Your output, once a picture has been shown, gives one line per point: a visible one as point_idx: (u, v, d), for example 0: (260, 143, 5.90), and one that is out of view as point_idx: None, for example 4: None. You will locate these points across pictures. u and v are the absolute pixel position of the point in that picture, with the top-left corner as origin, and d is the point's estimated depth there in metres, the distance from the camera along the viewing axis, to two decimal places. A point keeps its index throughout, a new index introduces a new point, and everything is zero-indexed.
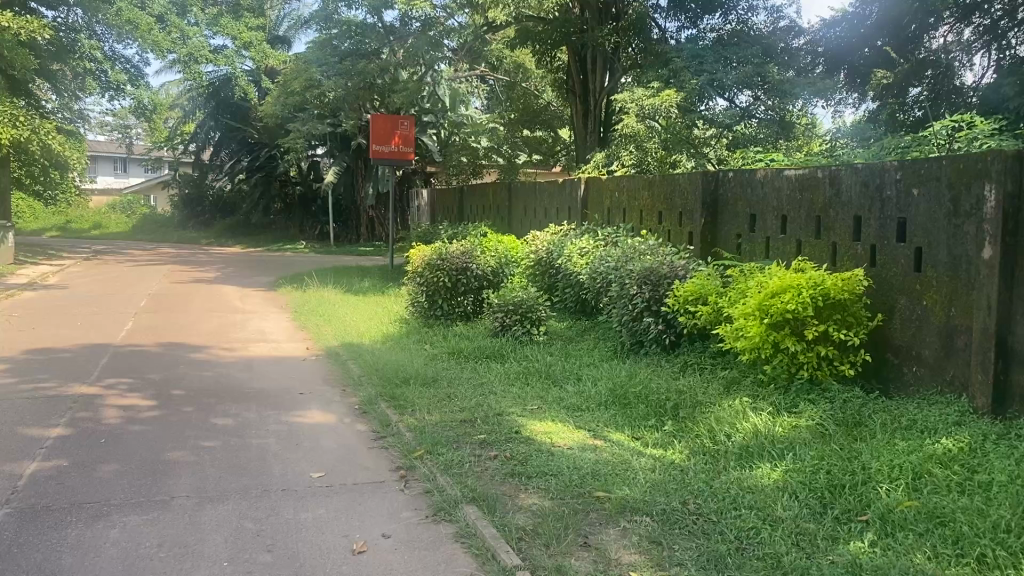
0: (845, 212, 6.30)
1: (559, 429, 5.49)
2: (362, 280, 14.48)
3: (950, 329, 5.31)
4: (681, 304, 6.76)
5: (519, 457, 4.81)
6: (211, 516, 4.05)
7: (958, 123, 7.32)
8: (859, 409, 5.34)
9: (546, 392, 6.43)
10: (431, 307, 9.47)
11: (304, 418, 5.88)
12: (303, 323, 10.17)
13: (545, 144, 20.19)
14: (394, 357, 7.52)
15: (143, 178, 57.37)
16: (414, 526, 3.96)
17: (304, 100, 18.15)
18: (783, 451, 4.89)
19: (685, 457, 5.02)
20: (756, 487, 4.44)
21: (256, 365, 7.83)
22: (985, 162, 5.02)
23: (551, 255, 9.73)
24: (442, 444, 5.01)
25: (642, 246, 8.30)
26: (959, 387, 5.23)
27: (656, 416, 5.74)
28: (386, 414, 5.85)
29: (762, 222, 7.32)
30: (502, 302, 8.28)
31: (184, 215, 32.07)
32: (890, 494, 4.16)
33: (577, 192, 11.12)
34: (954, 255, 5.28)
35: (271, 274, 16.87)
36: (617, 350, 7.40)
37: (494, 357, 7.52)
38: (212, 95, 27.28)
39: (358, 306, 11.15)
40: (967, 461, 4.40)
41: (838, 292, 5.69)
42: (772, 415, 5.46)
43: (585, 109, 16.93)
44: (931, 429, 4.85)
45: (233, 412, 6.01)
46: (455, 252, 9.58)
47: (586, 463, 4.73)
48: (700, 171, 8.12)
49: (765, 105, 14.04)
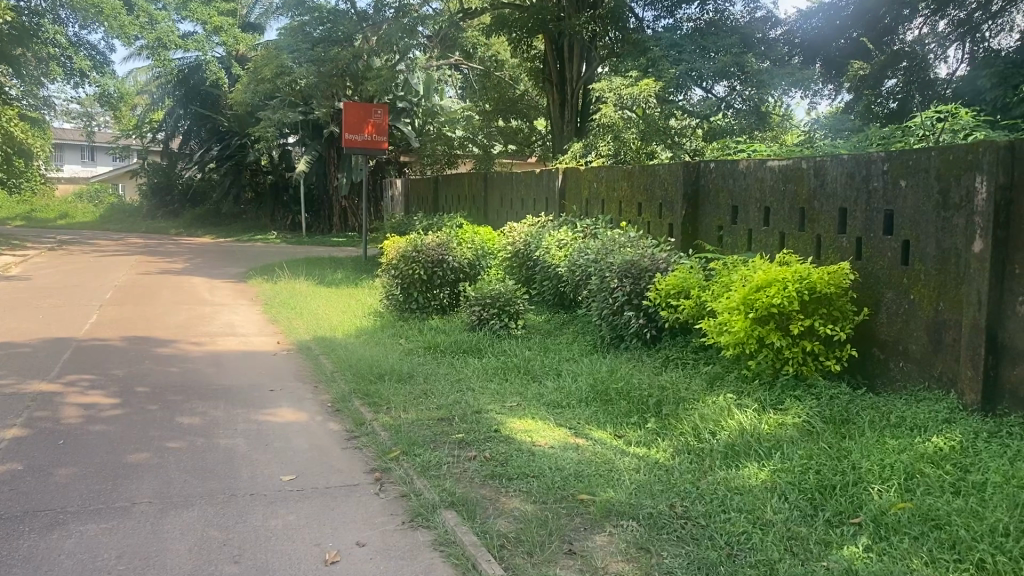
0: (829, 203, 6.17)
1: (538, 427, 5.32)
2: (334, 272, 14.21)
3: (938, 323, 5.21)
4: (662, 297, 6.61)
5: (499, 458, 4.63)
6: (174, 524, 3.83)
7: (941, 114, 7.20)
8: (846, 406, 5.22)
9: (525, 388, 6.26)
10: (406, 300, 9.25)
11: (275, 417, 5.65)
12: (274, 316, 9.90)
13: (520, 134, 19.92)
14: (369, 352, 7.30)
15: (110, 166, 56.50)
16: (391, 532, 3.78)
17: (275, 87, 17.83)
18: (770, 450, 4.76)
19: (669, 456, 4.87)
20: (744, 487, 4.30)
21: (225, 360, 7.58)
22: (976, 153, 4.90)
23: (528, 247, 9.54)
24: (419, 444, 4.82)
25: (622, 238, 8.14)
26: (948, 383, 5.12)
27: (639, 413, 5.59)
28: (361, 412, 5.65)
29: (744, 214, 7.18)
30: (479, 296, 8.11)
31: (153, 205, 31.49)
32: (882, 495, 4.04)
33: (555, 183, 10.94)
34: (943, 249, 5.17)
35: (242, 266, 16.54)
36: (597, 344, 7.24)
37: (471, 352, 7.34)
38: (182, 82, 26.86)
39: (330, 298, 10.90)
40: (958, 460, 4.29)
41: (824, 286, 5.57)
42: (757, 412, 5.32)
43: (561, 98, 16.74)
44: (920, 427, 4.74)
45: (200, 410, 5.77)
46: (430, 244, 9.39)
47: (569, 463, 4.56)
48: (681, 162, 7.98)
49: (742, 95, 13.93)
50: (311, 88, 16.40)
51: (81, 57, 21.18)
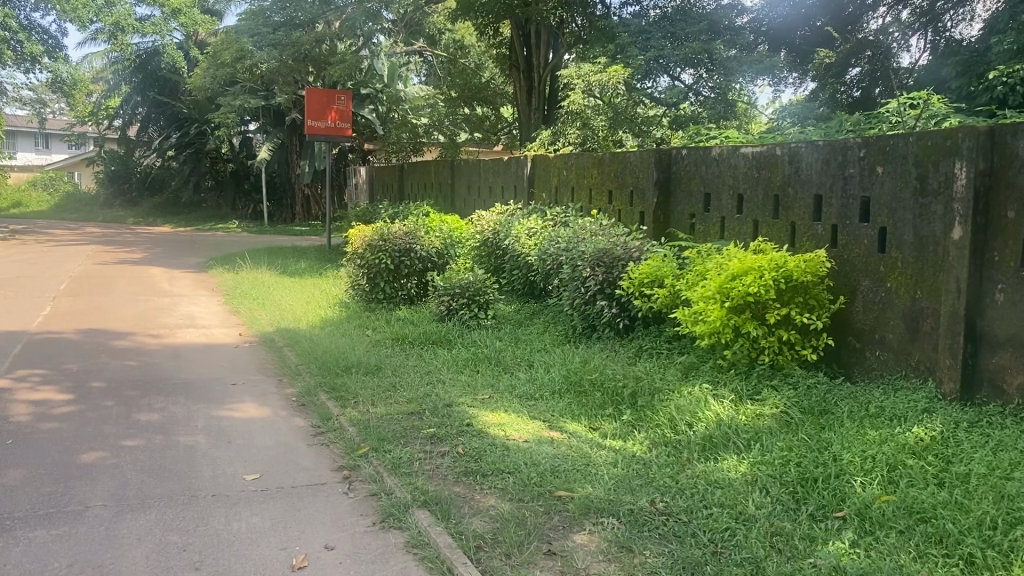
0: (804, 190, 6.08)
1: (511, 420, 5.18)
2: (297, 261, 13.92)
3: (915, 312, 5.15)
4: (636, 286, 6.49)
5: (473, 453, 4.47)
6: (132, 529, 3.61)
7: (913, 100, 7.13)
8: (824, 396, 5.13)
9: (497, 379, 6.10)
10: (372, 290, 9.04)
11: (238, 413, 5.43)
12: (236, 307, 9.63)
13: (485, 123, 19.67)
14: (334, 344, 7.10)
15: (66, 154, 55.30)
16: (361, 534, 3.61)
17: (234, 72, 17.46)
18: (749, 442, 4.66)
19: (646, 450, 4.75)
20: (725, 481, 4.19)
21: (185, 353, 7.31)
22: (955, 139, 4.83)
23: (497, 236, 9.38)
24: (389, 440, 4.64)
25: (593, 226, 8.01)
26: (925, 372, 5.07)
27: (613, 405, 5.46)
28: (327, 406, 5.45)
29: (717, 202, 7.08)
30: (448, 286, 7.94)
31: (109, 193, 30.74)
32: (865, 488, 3.96)
33: (523, 170, 10.78)
34: (920, 236, 5.11)
35: (202, 255, 16.16)
36: (569, 335, 7.10)
37: (440, 343, 7.17)
38: (140, 68, 26.29)
39: (293, 289, 10.64)
40: (941, 450, 4.22)
41: (800, 274, 5.48)
42: (734, 403, 5.22)
43: (529, 85, 16.57)
44: (900, 417, 4.67)
45: (158, 406, 5.53)
46: (397, 233, 9.18)
47: (544, 458, 4.41)
48: (653, 149, 7.85)
49: (709, 82, 13.93)
50: (272, 73, 16.05)
51: (32, 42, 20.62)
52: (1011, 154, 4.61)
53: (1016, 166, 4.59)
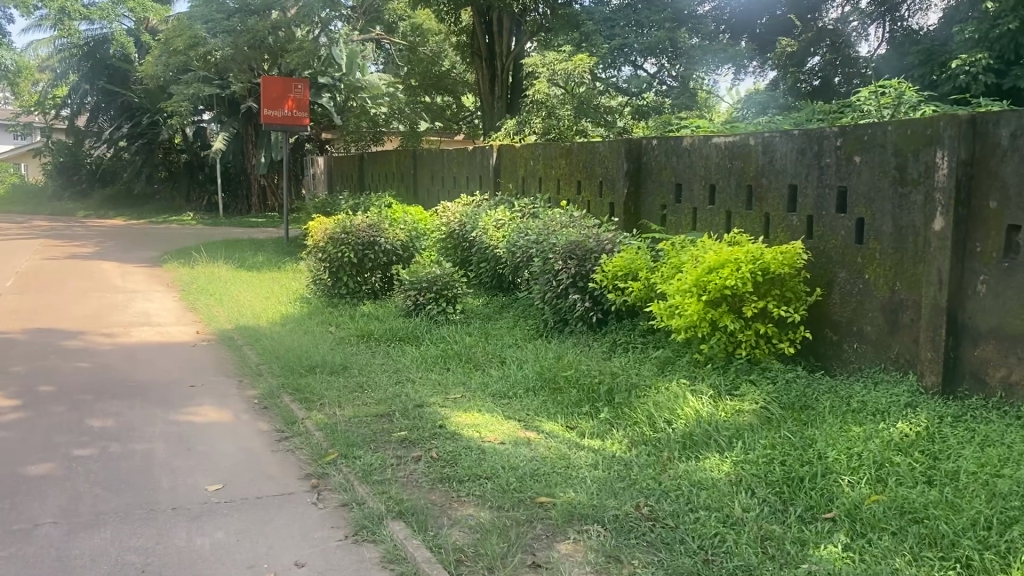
0: (779, 180, 5.96)
1: (485, 421, 5.00)
2: (256, 254, 13.55)
3: (895, 303, 5.07)
4: (609, 280, 6.34)
5: (447, 457, 4.30)
6: (85, 549, 3.37)
7: (885, 89, 7.04)
8: (804, 390, 5.01)
9: (467, 378, 5.92)
10: (335, 285, 8.78)
11: (197, 418, 5.17)
12: (193, 303, 9.30)
13: (447, 111, 19.60)
14: (297, 342, 6.85)
15: (13, 145, 53.78)
16: (333, 549, 3.40)
17: (187, 59, 16.96)
18: (731, 439, 4.52)
19: (626, 449, 4.59)
20: (708, 481, 4.05)
21: (139, 353, 7.00)
22: (936, 128, 4.74)
23: (463, 228, 9.17)
24: (358, 446, 4.43)
25: (562, 217, 7.86)
26: (905, 365, 4.99)
27: (589, 403, 5.30)
28: (292, 409, 5.21)
29: (689, 192, 6.95)
30: (414, 280, 7.74)
31: (58, 185, 29.87)
32: (854, 487, 3.85)
33: (489, 160, 10.57)
34: (899, 226, 5.02)
35: (155, 249, 15.70)
36: (540, 329, 6.94)
37: (408, 339, 6.96)
38: (88, 56, 25.64)
39: (251, 283, 10.32)
40: (927, 447, 4.13)
41: (778, 267, 5.35)
42: (712, 399, 5.07)
43: (490, 74, 16.11)
44: (883, 412, 4.57)
45: (112, 411, 5.25)
46: (361, 225, 8.93)
47: (522, 461, 4.24)
48: (623, 138, 7.71)
49: (672, 72, 14.02)
50: (227, 61, 15.61)
51: None
52: (993, 143, 4.53)
53: (998, 155, 4.51)
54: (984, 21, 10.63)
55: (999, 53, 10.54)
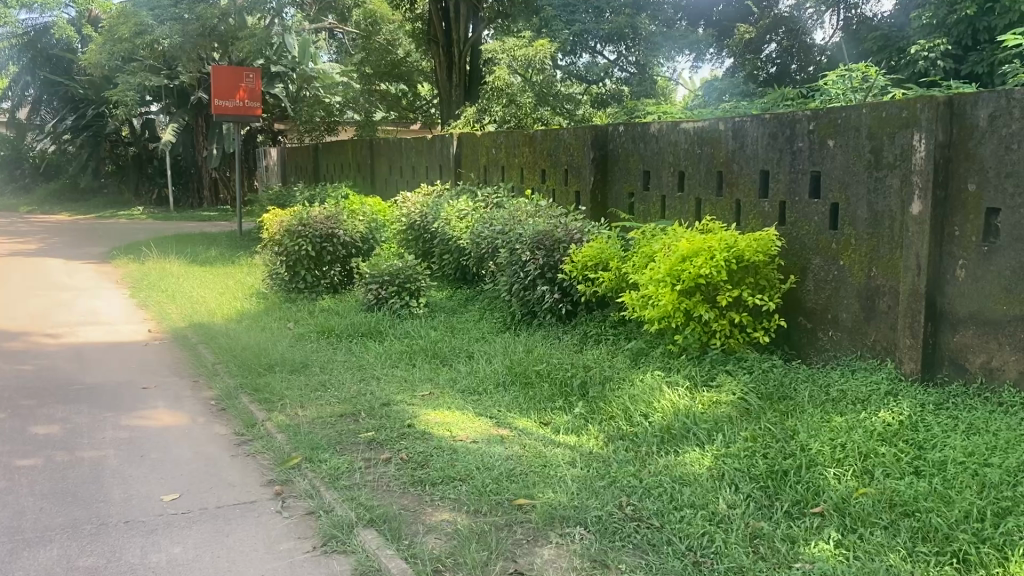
0: (750, 165, 5.83)
1: (456, 418, 4.81)
2: (208, 249, 13.13)
3: (871, 290, 4.98)
4: (579, 270, 6.19)
5: (418, 459, 4.10)
6: (27, 569, 3.10)
7: (854, 73, 6.95)
8: (781, 379, 4.89)
9: (435, 374, 5.72)
10: (292, 279, 8.49)
11: (149, 422, 4.88)
12: (144, 300, 8.93)
13: (402, 101, 19.17)
14: (255, 339, 6.57)
15: None
16: (300, 562, 3.18)
17: (133, 48, 16.38)
18: (710, 431, 4.37)
19: (602, 445, 4.43)
20: (690, 477, 3.90)
21: (87, 355, 6.65)
22: (912, 109, 4.65)
23: (425, 219, 8.94)
24: (324, 449, 4.21)
25: (529, 207, 7.68)
26: (883, 352, 4.90)
27: (563, 398, 5.13)
28: (251, 411, 4.95)
29: (657, 180, 6.81)
30: (376, 273, 7.52)
31: None
32: (840, 480, 3.74)
33: (449, 149, 10.34)
34: (875, 211, 4.93)
35: (103, 244, 15.15)
36: (507, 322, 6.76)
37: (370, 334, 6.73)
38: (29, 46, 25.11)
39: (204, 279, 9.95)
40: (911, 437, 4.04)
41: (752, 254, 5.21)
42: (689, 390, 4.93)
43: (448, 61, 14.63)
44: (864, 400, 4.47)
45: (58, 417, 4.94)
46: (318, 217, 8.63)
47: (497, 461, 4.05)
48: (589, 126, 7.54)
49: (630, 60, 14.34)
50: (175, 50, 15.09)
51: None
52: (971, 125, 4.44)
53: (976, 137, 4.42)
54: (942, 7, 10.68)
55: (956, 38, 10.55)
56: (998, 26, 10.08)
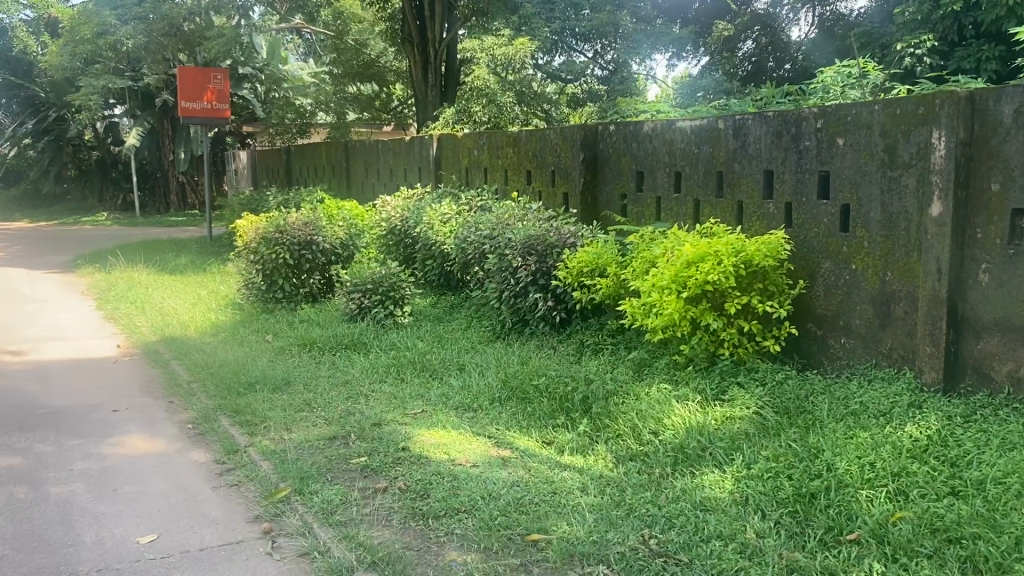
0: (752, 166, 5.59)
1: (452, 439, 4.50)
2: (178, 256, 12.69)
3: (886, 295, 4.75)
4: (574, 277, 5.91)
5: (418, 488, 3.80)
6: None
7: (851, 69, 6.75)
8: (796, 391, 4.64)
9: (426, 390, 5.40)
10: (269, 288, 8.11)
11: (121, 451, 4.51)
12: (111, 313, 8.49)
13: (375, 101, 18.75)
14: (232, 354, 6.21)
15: None
16: None
17: (95, 49, 15.78)
18: (728, 451, 4.11)
19: (612, 467, 4.15)
20: (712, 503, 3.65)
21: (50, 375, 6.22)
22: (931, 105, 4.41)
23: (405, 223, 8.61)
24: (314, 478, 3.89)
25: (516, 210, 7.40)
26: (900, 361, 4.68)
27: (564, 413, 4.83)
28: (232, 436, 4.60)
29: (652, 180, 6.55)
30: (358, 281, 7.19)
31: None
32: (874, 503, 3.49)
33: (429, 151, 10.02)
34: (889, 213, 4.70)
35: (68, 252, 14.62)
36: (497, 331, 6.47)
37: (354, 347, 6.39)
38: None
39: (174, 289, 9.52)
40: (943, 452, 3.80)
41: (761, 259, 4.95)
42: (699, 404, 4.65)
43: (424, 61, 13.98)
44: (888, 414, 4.23)
45: (21, 447, 4.55)
46: (296, 223, 8.27)
47: (503, 489, 3.75)
48: (578, 126, 7.25)
49: (604, 59, 14.33)
50: (139, 49, 14.53)
51: None
52: (994, 121, 4.21)
53: (1000, 134, 4.18)
54: (926, 2, 10.50)
55: (942, 34, 10.42)
56: (984, 21, 9.95)
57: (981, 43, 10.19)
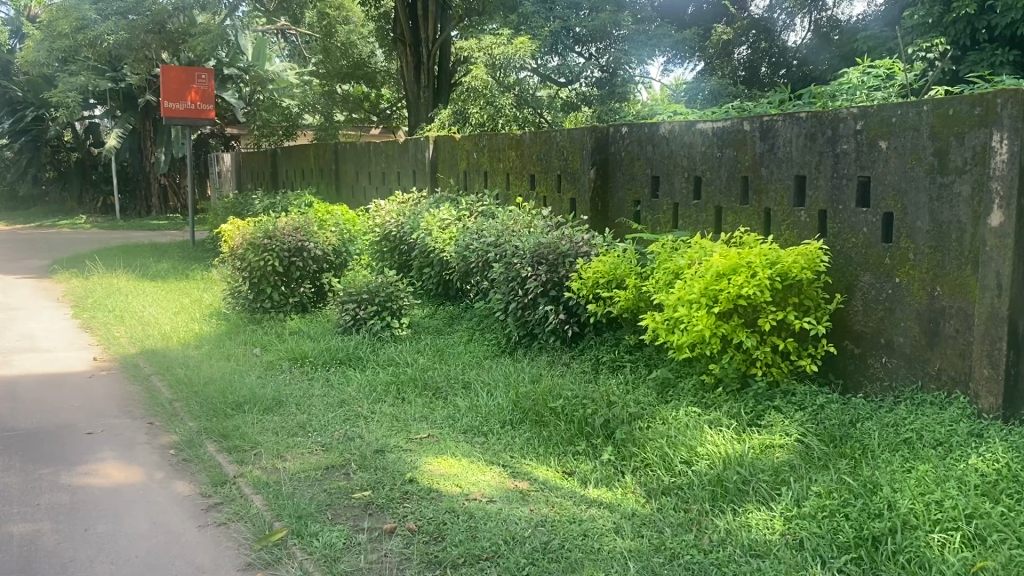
0: (783, 171, 5.21)
1: (464, 469, 4.06)
2: (159, 261, 12.19)
3: (935, 311, 4.37)
4: (589, 288, 5.50)
5: (431, 529, 3.37)
6: None
7: (878, 71, 6.40)
8: (839, 417, 4.23)
9: (432, 411, 4.96)
10: (257, 297, 7.65)
11: (96, 481, 4.05)
12: (89, 321, 7.99)
13: (365, 102, 18.21)
14: (219, 369, 5.75)
15: None
16: None
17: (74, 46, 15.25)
18: (774, 485, 3.70)
19: (644, 503, 3.75)
20: (764, 548, 3.24)
21: (21, 391, 5.74)
22: (990, 106, 4.04)
23: (401, 229, 8.17)
24: (313, 518, 3.45)
25: (520, 216, 7.00)
26: (951, 384, 4.29)
27: (584, 439, 4.40)
28: (219, 465, 4.15)
29: (668, 185, 6.16)
30: (353, 291, 6.75)
31: None
32: (949, 548, 3.07)
33: (424, 153, 9.60)
34: (939, 222, 4.33)
35: (44, 256, 14.08)
36: (503, 346, 6.05)
37: (349, 362, 5.95)
38: None
39: (156, 296, 9.02)
40: (1016, 489, 3.39)
41: (799, 270, 4.55)
42: (734, 432, 4.23)
43: (416, 61, 13.63)
44: (947, 443, 3.83)
45: None
46: (285, 229, 7.81)
47: (529, 532, 3.32)
48: (588, 128, 6.87)
49: (599, 64, 13.86)
50: (120, 47, 14.04)
51: None
52: None
53: None
54: (937, 4, 10.19)
55: (954, 37, 10.07)
56: (999, 24, 9.67)
57: (994, 46, 9.89)
